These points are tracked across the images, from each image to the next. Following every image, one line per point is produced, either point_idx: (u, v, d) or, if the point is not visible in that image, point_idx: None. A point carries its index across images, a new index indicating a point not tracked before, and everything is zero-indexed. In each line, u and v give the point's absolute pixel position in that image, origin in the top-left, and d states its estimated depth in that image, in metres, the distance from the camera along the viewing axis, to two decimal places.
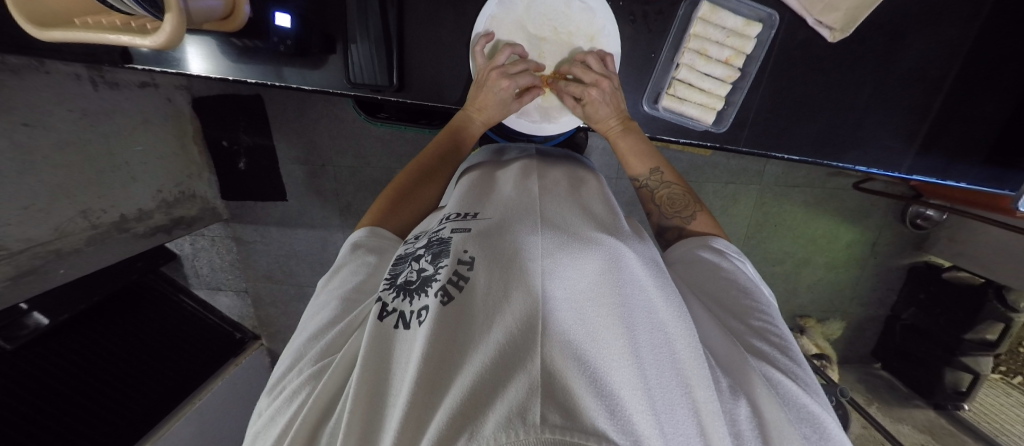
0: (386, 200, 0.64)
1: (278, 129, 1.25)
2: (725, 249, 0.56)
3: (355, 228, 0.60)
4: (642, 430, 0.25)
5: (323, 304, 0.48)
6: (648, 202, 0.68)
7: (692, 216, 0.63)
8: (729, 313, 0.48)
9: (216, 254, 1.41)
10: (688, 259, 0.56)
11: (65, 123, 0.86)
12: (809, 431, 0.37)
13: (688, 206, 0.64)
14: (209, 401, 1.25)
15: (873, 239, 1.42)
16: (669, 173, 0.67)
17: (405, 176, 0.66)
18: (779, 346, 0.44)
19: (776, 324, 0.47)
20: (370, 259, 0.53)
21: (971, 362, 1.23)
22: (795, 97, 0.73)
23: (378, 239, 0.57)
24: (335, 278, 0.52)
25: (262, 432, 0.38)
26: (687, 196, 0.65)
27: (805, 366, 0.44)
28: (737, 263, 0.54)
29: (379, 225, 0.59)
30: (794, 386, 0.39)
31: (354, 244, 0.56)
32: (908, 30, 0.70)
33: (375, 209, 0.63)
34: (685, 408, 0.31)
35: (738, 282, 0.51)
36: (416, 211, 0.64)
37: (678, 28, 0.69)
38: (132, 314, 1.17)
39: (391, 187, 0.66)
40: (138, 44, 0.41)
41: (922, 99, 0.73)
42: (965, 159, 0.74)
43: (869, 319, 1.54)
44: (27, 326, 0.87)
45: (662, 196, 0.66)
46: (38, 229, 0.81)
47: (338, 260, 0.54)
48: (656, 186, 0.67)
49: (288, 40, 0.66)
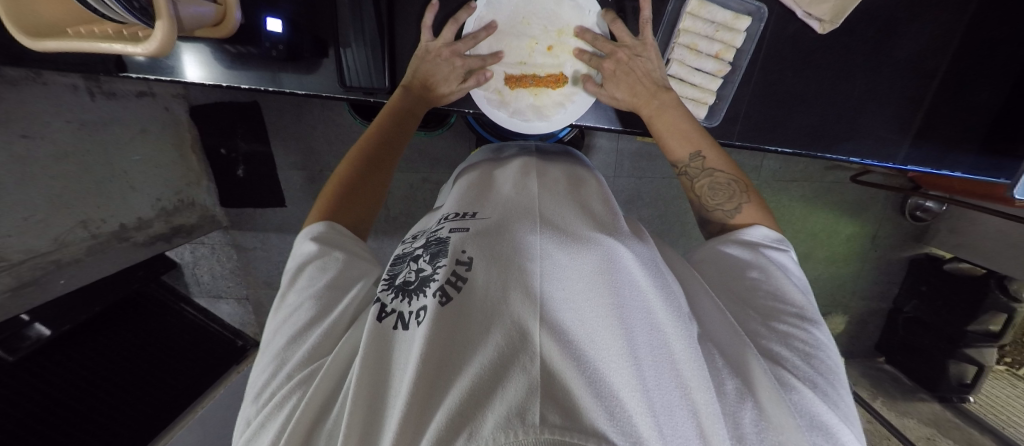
0: (335, 190, 0.60)
1: (275, 136, 1.25)
2: (761, 241, 0.55)
3: (304, 226, 0.56)
4: (641, 432, 0.25)
5: (295, 306, 0.47)
6: (688, 191, 0.65)
7: (737, 208, 0.60)
8: (751, 314, 0.48)
9: (216, 262, 1.44)
10: (715, 256, 0.56)
11: (64, 133, 0.87)
12: (821, 439, 0.36)
13: (734, 197, 0.60)
14: (211, 410, 1.24)
15: (873, 232, 1.42)
16: (716, 159, 0.62)
17: (349, 162, 0.63)
18: (802, 353, 0.44)
19: (811, 330, 0.46)
20: (335, 255, 0.51)
21: (975, 354, 1.20)
22: (788, 90, 0.73)
23: (330, 234, 0.54)
24: (300, 278, 0.50)
25: (254, 439, 0.38)
26: (733, 186, 0.61)
27: (834, 379, 0.42)
28: (773, 256, 0.53)
29: (332, 218, 0.56)
30: (809, 393, 0.39)
31: (311, 239, 0.53)
32: (899, 22, 0.70)
33: (322, 203, 0.59)
34: (684, 409, 0.30)
35: (767, 286, 0.50)
36: (368, 202, 0.61)
37: (667, 23, 0.70)
38: (133, 322, 1.16)
39: (336, 180, 0.61)
40: (130, 51, 0.41)
41: (915, 90, 0.73)
42: (961, 149, 0.74)
43: (872, 312, 1.53)
44: (30, 337, 0.87)
45: (704, 185, 0.63)
46: (39, 239, 0.81)
47: (294, 260, 0.53)
48: (698, 174, 0.63)
49: (280, 45, 0.67)
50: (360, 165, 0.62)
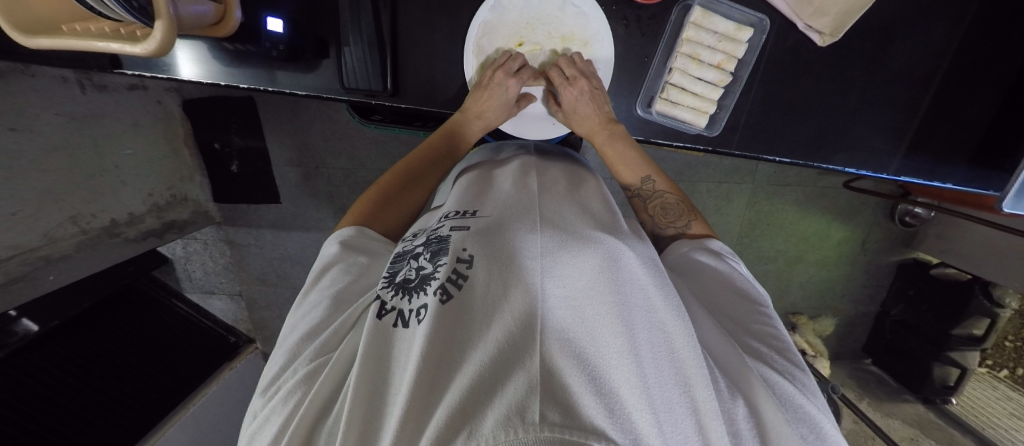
0: (366, 204, 0.63)
1: (271, 132, 1.24)
2: (720, 251, 0.56)
3: (337, 229, 0.59)
4: (641, 430, 0.26)
5: (314, 303, 0.48)
6: (642, 212, 0.68)
7: (686, 225, 0.63)
8: (731, 317, 0.49)
9: (208, 258, 1.42)
10: (686, 266, 0.55)
11: (53, 126, 0.85)
12: (807, 431, 0.37)
13: (683, 216, 0.64)
14: (203, 408, 1.23)
15: (864, 236, 1.45)
16: (662, 182, 0.67)
17: (387, 178, 0.66)
18: (779, 348, 0.45)
19: (776, 325, 0.48)
20: (361, 260, 0.52)
21: (958, 356, 1.25)
22: (786, 100, 0.74)
23: (366, 240, 0.57)
24: (323, 278, 0.51)
25: (257, 433, 0.38)
26: (682, 205, 0.65)
27: (807, 370, 0.44)
28: (733, 264, 0.55)
29: (364, 224, 0.59)
30: (792, 387, 0.40)
31: (343, 242, 0.55)
32: (896, 35, 0.71)
33: (355, 211, 0.62)
34: (683, 407, 0.31)
35: (736, 287, 0.51)
36: (399, 216, 0.63)
37: (670, 32, 0.70)
38: (124, 319, 1.14)
39: (372, 191, 0.65)
40: (128, 51, 0.41)
41: (910, 102, 0.74)
42: (951, 160, 0.76)
43: (861, 315, 1.56)
44: (17, 333, 0.85)
45: (656, 205, 0.66)
46: (27, 235, 0.80)
47: (321, 260, 0.54)
48: (649, 195, 0.67)
49: (281, 45, 0.66)
50: (396, 182, 0.65)
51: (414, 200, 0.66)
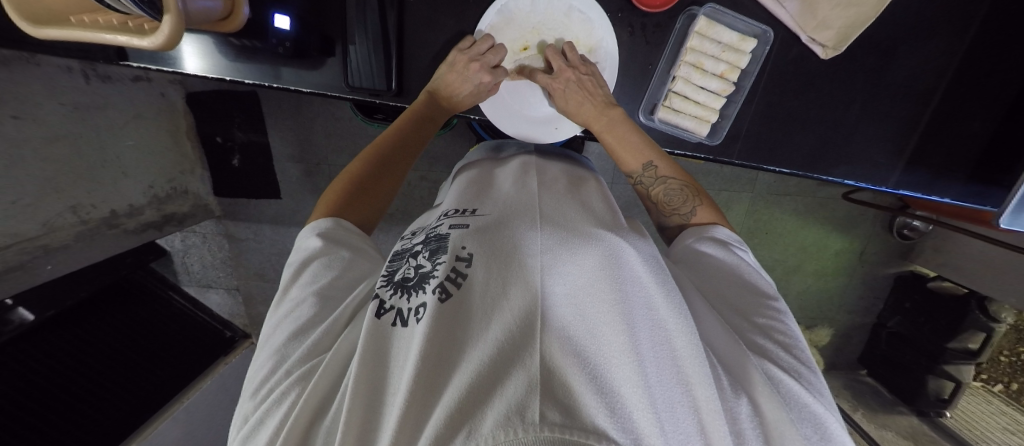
0: (342, 190, 0.62)
1: (274, 127, 1.24)
2: (727, 239, 0.56)
3: (309, 223, 0.58)
4: (642, 429, 0.26)
5: (298, 300, 0.48)
6: (647, 200, 0.67)
7: (692, 211, 0.62)
8: (736, 311, 0.49)
9: (206, 251, 1.42)
10: (692, 257, 0.55)
11: (56, 116, 0.85)
12: (812, 431, 0.37)
13: (688, 201, 0.63)
14: (197, 401, 1.23)
15: (862, 248, 1.45)
16: (664, 167, 0.64)
17: (356, 166, 0.64)
18: (784, 345, 0.45)
19: (783, 319, 0.48)
20: (342, 254, 0.52)
21: (954, 371, 1.24)
22: (787, 111, 0.74)
23: (336, 232, 0.56)
24: (305, 273, 0.51)
25: (250, 436, 0.38)
26: (686, 189, 0.63)
27: (814, 368, 0.44)
28: (740, 254, 0.55)
29: (338, 216, 0.58)
30: (797, 385, 0.40)
31: (316, 236, 0.54)
32: (898, 50, 0.72)
33: (326, 203, 0.61)
34: (685, 406, 0.31)
35: (740, 280, 0.51)
36: (373, 207, 0.63)
37: (674, 41, 0.71)
38: (119, 309, 1.13)
39: (342, 180, 0.63)
40: (135, 44, 0.41)
41: (910, 117, 0.75)
42: (950, 175, 0.76)
43: (857, 326, 1.56)
44: (13, 321, 0.84)
45: (660, 193, 0.64)
46: (25, 223, 0.79)
47: (297, 256, 0.53)
48: (652, 182, 0.65)
49: (287, 43, 0.66)
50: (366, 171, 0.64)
51: (401, 169, 0.68)
